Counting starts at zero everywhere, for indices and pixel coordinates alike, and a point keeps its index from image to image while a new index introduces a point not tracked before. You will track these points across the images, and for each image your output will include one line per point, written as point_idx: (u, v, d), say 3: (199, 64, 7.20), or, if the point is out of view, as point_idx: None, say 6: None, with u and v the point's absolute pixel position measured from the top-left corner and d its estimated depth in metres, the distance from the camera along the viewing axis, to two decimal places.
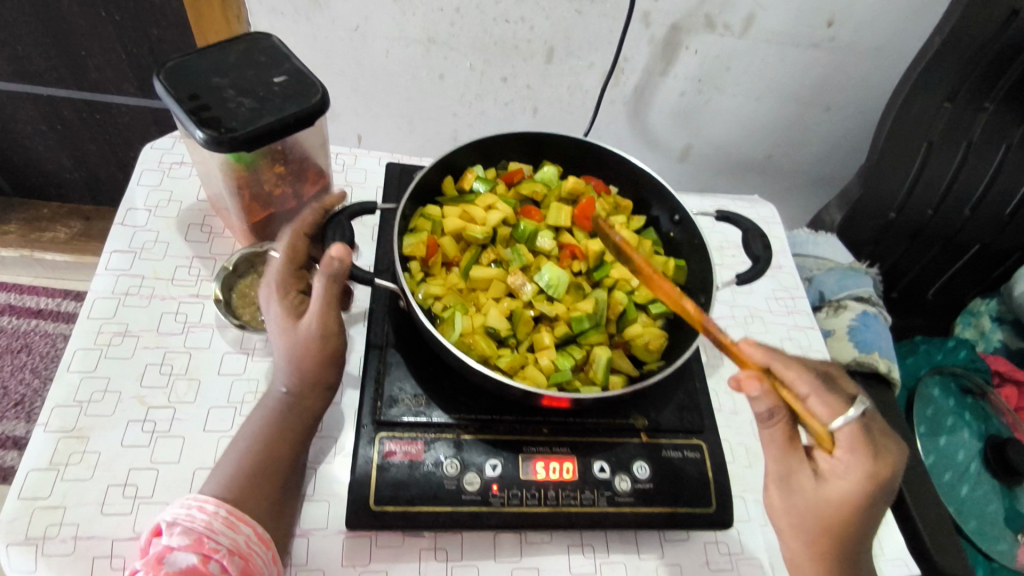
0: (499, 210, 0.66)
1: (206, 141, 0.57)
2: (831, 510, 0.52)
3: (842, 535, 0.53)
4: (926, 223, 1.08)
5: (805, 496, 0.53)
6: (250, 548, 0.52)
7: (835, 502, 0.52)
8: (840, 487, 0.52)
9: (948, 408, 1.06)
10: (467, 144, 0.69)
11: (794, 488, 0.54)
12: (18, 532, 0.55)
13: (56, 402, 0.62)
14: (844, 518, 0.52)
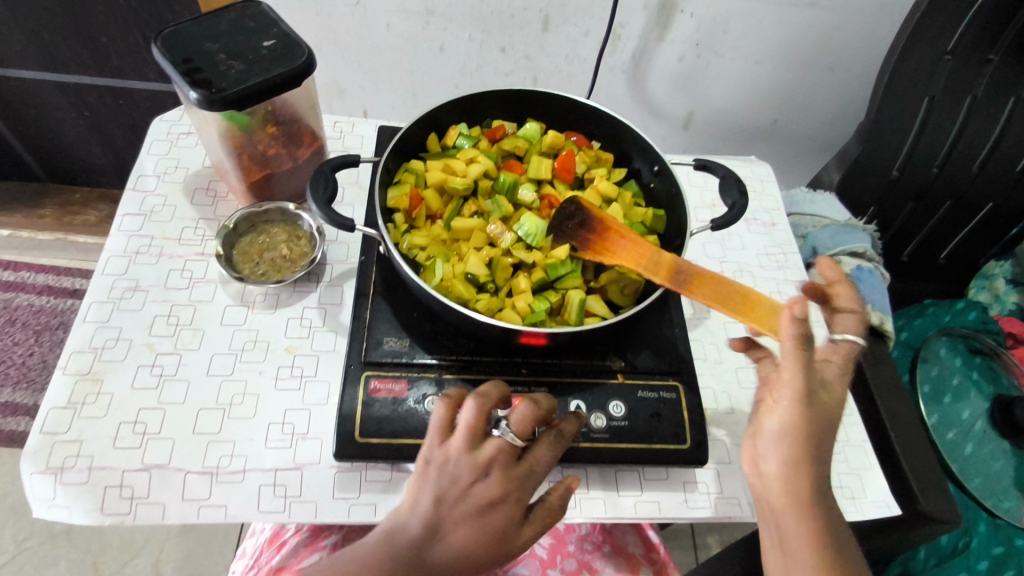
0: (480, 164, 0.69)
1: (199, 101, 0.61)
2: (831, 425, 0.49)
3: (831, 447, 0.50)
4: (931, 182, 1.06)
5: (815, 416, 0.48)
6: None
7: (836, 412, 0.49)
8: (840, 392, 0.49)
9: (955, 368, 1.04)
10: (450, 102, 0.72)
11: (807, 413, 0.48)
12: (40, 461, 0.60)
13: (73, 349, 0.67)
14: (836, 430, 0.49)
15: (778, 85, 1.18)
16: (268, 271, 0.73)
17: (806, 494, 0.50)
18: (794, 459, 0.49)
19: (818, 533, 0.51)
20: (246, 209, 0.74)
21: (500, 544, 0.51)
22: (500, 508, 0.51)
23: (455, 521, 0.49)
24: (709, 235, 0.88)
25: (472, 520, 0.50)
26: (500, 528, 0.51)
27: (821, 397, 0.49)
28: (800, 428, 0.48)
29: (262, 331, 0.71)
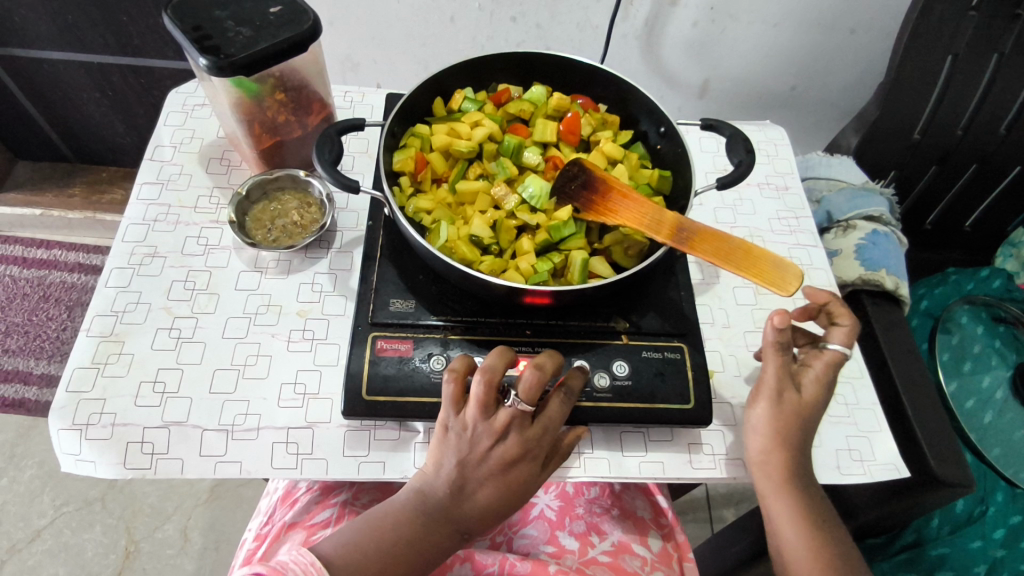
0: (485, 127, 0.69)
1: (209, 67, 0.63)
2: (800, 414, 0.61)
3: (804, 439, 0.61)
4: (955, 144, 1.03)
5: (786, 408, 0.60)
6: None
7: (807, 405, 0.61)
8: (812, 390, 0.61)
9: (976, 336, 1.02)
10: (454, 64, 0.72)
11: (778, 406, 0.60)
12: (67, 417, 0.63)
13: (97, 312, 0.70)
14: (807, 420, 0.61)
15: (797, 49, 1.15)
16: (280, 237, 0.75)
17: (784, 475, 0.61)
18: (770, 448, 0.61)
19: (800, 510, 0.61)
20: (258, 176, 0.76)
21: (521, 495, 0.57)
22: (520, 468, 0.56)
23: (480, 481, 0.56)
24: (720, 200, 0.87)
25: (496, 479, 0.56)
26: (521, 483, 0.56)
27: (791, 391, 0.61)
28: (773, 416, 0.60)
29: (275, 295, 0.73)
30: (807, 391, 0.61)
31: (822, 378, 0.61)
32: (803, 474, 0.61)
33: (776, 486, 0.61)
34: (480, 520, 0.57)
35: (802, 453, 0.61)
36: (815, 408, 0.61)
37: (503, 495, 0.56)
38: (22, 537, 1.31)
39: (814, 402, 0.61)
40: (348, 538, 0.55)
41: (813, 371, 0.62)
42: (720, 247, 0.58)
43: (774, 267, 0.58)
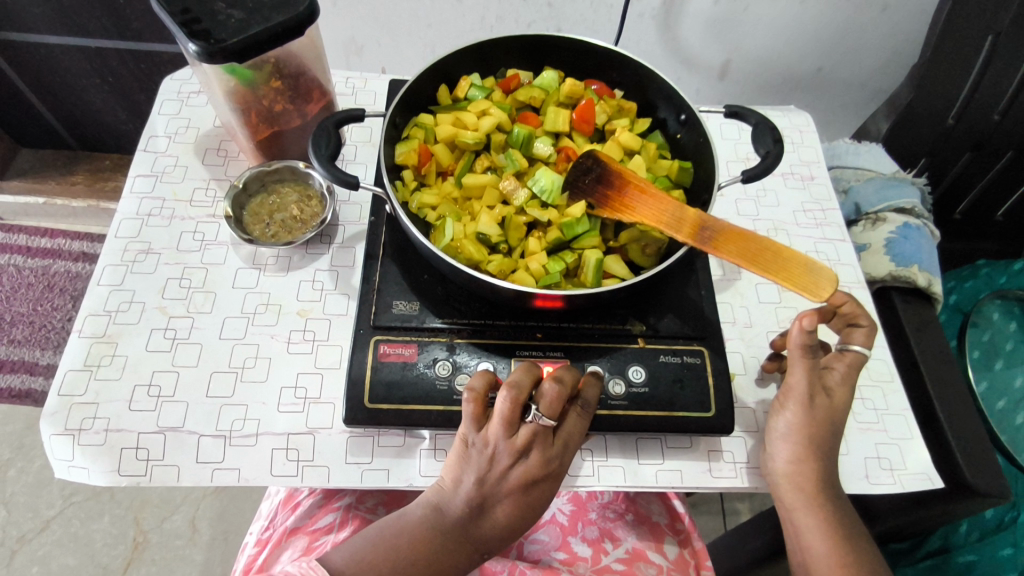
0: (493, 116, 0.65)
1: (199, 54, 0.59)
2: (831, 420, 0.57)
3: (834, 445, 0.58)
4: (991, 132, 0.96)
5: (817, 412, 0.57)
6: None
7: (837, 409, 0.58)
8: (840, 394, 0.58)
9: (1008, 334, 0.98)
10: (461, 49, 0.68)
11: (806, 410, 0.57)
12: (59, 423, 0.61)
13: (89, 311, 0.67)
14: (837, 425, 0.58)
15: (824, 28, 1.09)
16: (278, 232, 0.71)
17: (816, 484, 0.57)
18: (802, 455, 0.57)
19: (832, 522, 0.57)
20: (256, 167, 0.72)
21: (536, 513, 0.56)
22: (541, 486, 0.54)
23: (499, 499, 0.53)
24: (741, 192, 0.82)
25: (515, 497, 0.53)
26: (539, 501, 0.55)
27: (821, 396, 0.57)
28: (804, 421, 0.57)
29: (274, 294, 0.70)
30: (835, 395, 0.58)
31: (847, 383, 0.58)
32: (833, 484, 0.58)
33: (807, 498, 0.57)
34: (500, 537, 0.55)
35: (833, 461, 0.58)
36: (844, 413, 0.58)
37: (520, 514, 0.54)
38: (31, 528, 1.31)
39: (842, 407, 0.58)
40: (361, 552, 0.52)
41: (838, 375, 0.58)
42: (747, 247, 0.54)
43: (807, 270, 0.54)
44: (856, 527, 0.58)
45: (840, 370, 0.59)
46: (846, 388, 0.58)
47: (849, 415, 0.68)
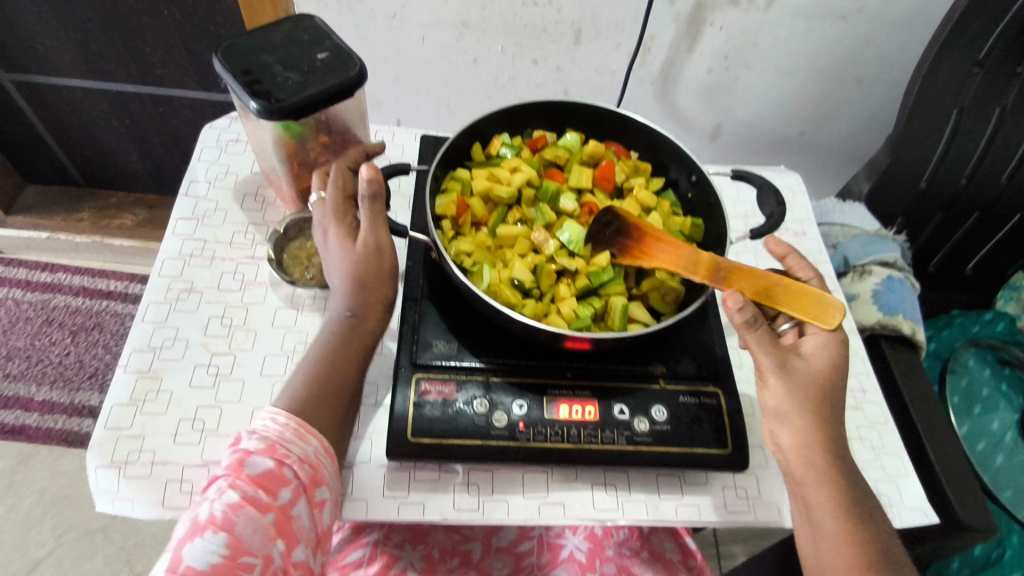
0: (523, 172, 0.72)
1: (259, 111, 0.64)
2: (824, 388, 0.60)
3: (834, 413, 0.60)
4: (960, 193, 1.07)
5: (804, 378, 0.60)
6: (318, 459, 0.57)
7: (826, 376, 0.61)
8: (822, 360, 0.61)
9: (984, 379, 1.05)
10: (494, 112, 0.75)
11: (790, 377, 0.60)
12: (106, 454, 0.63)
13: (134, 347, 0.70)
14: (831, 394, 0.61)
15: (807, 96, 1.19)
16: (317, 275, 0.77)
17: (823, 456, 0.59)
18: (803, 426, 0.60)
19: (843, 496, 0.58)
20: (296, 214, 0.78)
21: (373, 274, 0.62)
22: (357, 249, 0.62)
23: (335, 276, 0.64)
24: (743, 245, 0.89)
25: (345, 270, 0.63)
26: (362, 260, 0.62)
27: (797, 359, 0.61)
28: (795, 389, 0.60)
29: (313, 334, 0.74)
30: (818, 362, 0.61)
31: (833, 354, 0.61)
32: (841, 457, 0.60)
33: (818, 472, 0.59)
34: (352, 293, 0.63)
35: (836, 434, 0.60)
36: (833, 381, 0.61)
37: (377, 287, 0.63)
38: (21, 568, 1.29)
39: (835, 378, 0.61)
40: (292, 387, 0.60)
41: (819, 343, 0.62)
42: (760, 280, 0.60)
43: (816, 302, 0.60)
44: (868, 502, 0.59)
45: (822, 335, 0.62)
46: (835, 358, 0.61)
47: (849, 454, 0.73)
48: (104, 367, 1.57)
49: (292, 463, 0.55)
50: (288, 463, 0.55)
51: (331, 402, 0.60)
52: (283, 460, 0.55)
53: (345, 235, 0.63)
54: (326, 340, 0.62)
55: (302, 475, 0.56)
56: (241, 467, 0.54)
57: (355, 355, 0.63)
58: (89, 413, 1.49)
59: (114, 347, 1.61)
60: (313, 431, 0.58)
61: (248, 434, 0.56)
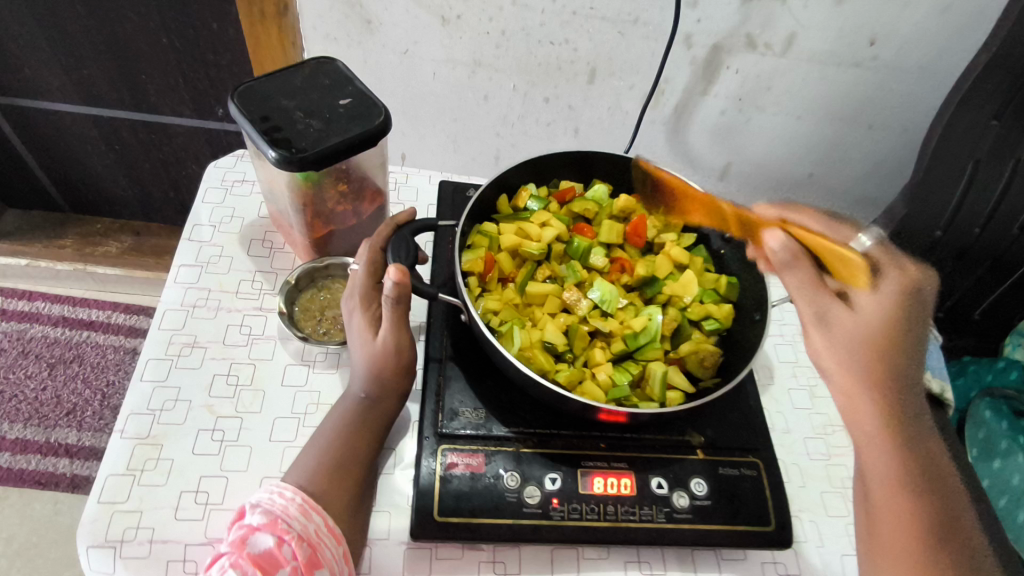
0: (554, 228, 0.69)
1: (277, 160, 0.60)
2: (882, 345, 0.56)
3: (896, 364, 0.57)
4: (972, 243, 1.03)
5: (852, 337, 0.57)
6: (319, 538, 0.52)
7: (882, 334, 0.56)
8: (874, 315, 0.57)
9: (1000, 433, 1.02)
10: (519, 163, 0.72)
11: (840, 339, 0.57)
12: (99, 533, 0.57)
13: (131, 410, 0.65)
14: (891, 351, 0.57)
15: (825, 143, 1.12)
16: (330, 329, 0.72)
17: (877, 418, 0.57)
18: (855, 386, 0.57)
19: (903, 453, 0.57)
20: (308, 264, 0.74)
21: (391, 369, 0.60)
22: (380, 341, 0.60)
23: (356, 359, 0.61)
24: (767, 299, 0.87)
25: (366, 357, 0.60)
26: (382, 355, 0.60)
27: (847, 315, 0.57)
28: (849, 353, 0.57)
29: (325, 394, 0.69)
30: (872, 316, 0.57)
31: (888, 308, 0.57)
32: (902, 414, 0.58)
33: (878, 430, 0.58)
34: (372, 377, 0.60)
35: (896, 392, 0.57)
36: (896, 337, 0.57)
37: (400, 376, 0.61)
38: None
39: (898, 332, 0.57)
40: (306, 462, 0.57)
41: (874, 297, 0.58)
42: (807, 237, 0.62)
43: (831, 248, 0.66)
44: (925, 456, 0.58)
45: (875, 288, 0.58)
46: (891, 312, 0.57)
47: None
48: (83, 403, 1.47)
49: (291, 541, 0.51)
50: (287, 540, 0.51)
51: (344, 480, 0.56)
52: (282, 537, 0.51)
53: (370, 322, 0.60)
54: (344, 420, 0.59)
55: (299, 555, 0.51)
56: (243, 544, 0.51)
57: (374, 435, 0.60)
58: (66, 452, 1.39)
59: (93, 381, 1.50)
60: (318, 508, 0.54)
61: (252, 507, 0.53)
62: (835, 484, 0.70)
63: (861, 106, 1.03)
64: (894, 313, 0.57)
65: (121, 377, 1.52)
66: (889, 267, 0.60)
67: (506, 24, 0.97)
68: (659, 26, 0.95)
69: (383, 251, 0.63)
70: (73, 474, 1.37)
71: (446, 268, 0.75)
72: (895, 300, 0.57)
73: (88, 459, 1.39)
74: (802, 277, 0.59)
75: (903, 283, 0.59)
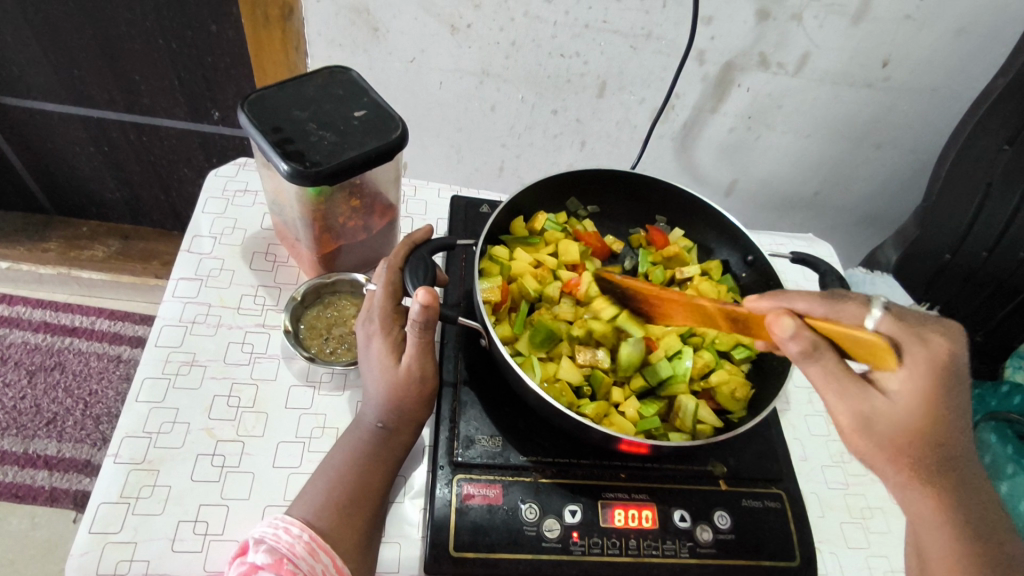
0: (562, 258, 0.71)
1: (290, 174, 0.57)
2: (924, 431, 0.46)
3: (941, 433, 0.47)
4: (979, 267, 1.01)
5: (890, 428, 0.47)
6: None
7: (925, 422, 0.46)
8: (912, 407, 0.46)
9: (1004, 457, 1.01)
10: (541, 180, 0.73)
11: (872, 435, 0.47)
12: (89, 567, 0.53)
13: (126, 433, 0.61)
14: (939, 429, 0.46)
15: (835, 164, 1.09)
16: (337, 349, 0.69)
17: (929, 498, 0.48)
18: (887, 463, 0.48)
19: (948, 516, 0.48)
20: (314, 280, 0.71)
21: (411, 399, 0.57)
22: (402, 368, 0.57)
23: (372, 386, 0.58)
24: None
25: (385, 385, 0.57)
26: (404, 384, 0.57)
27: (881, 404, 0.47)
28: (880, 440, 0.47)
29: (332, 417, 0.66)
30: (909, 403, 0.46)
31: (932, 391, 0.45)
32: (953, 479, 0.48)
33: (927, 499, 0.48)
34: (390, 406, 0.57)
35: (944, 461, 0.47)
36: (948, 412, 0.46)
37: (418, 406, 0.58)
38: None
39: (944, 415, 0.46)
40: (315, 496, 0.54)
41: (907, 379, 0.46)
42: (817, 314, 0.48)
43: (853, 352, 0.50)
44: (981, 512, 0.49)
45: (917, 360, 0.46)
46: (934, 394, 0.45)
47: None
48: (64, 412, 1.41)
49: None
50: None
51: (354, 517, 0.53)
52: None
53: (393, 350, 0.58)
54: (356, 451, 0.56)
55: None
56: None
57: (387, 469, 0.57)
58: (45, 464, 1.33)
59: (75, 391, 1.45)
60: (327, 548, 0.51)
61: (255, 543, 0.50)
62: (854, 514, 0.67)
63: (872, 127, 1.02)
64: (942, 391, 0.45)
65: (105, 385, 1.47)
66: (926, 331, 0.47)
67: (518, 36, 0.92)
68: (673, 41, 0.91)
69: (401, 272, 0.61)
70: (52, 487, 1.31)
71: (460, 287, 0.73)
72: (937, 381, 0.45)
73: (68, 472, 1.33)
74: (831, 369, 0.47)
75: (954, 350, 0.46)
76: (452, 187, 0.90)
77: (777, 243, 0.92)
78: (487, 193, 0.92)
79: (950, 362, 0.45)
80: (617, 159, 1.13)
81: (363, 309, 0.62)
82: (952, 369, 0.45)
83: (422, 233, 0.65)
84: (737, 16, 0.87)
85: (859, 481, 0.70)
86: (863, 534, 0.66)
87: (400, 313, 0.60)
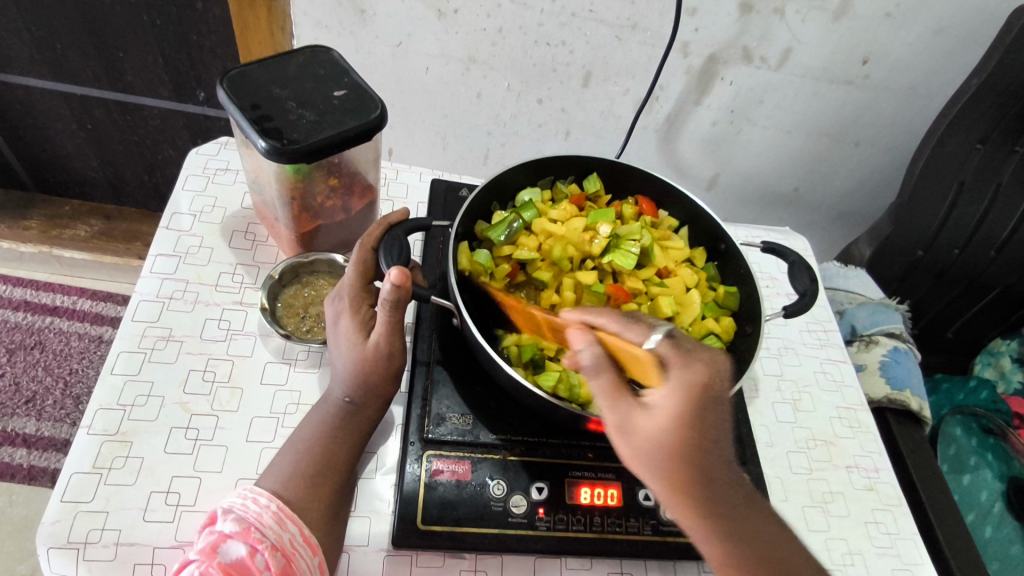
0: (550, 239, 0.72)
1: (268, 151, 0.57)
2: (679, 450, 0.46)
3: (701, 445, 0.46)
4: (952, 263, 1.03)
5: (651, 450, 0.46)
6: (294, 549, 0.50)
7: (677, 444, 0.46)
8: (661, 427, 0.46)
9: (969, 450, 1.01)
10: (522, 163, 0.74)
11: (638, 453, 0.48)
12: (60, 535, 0.53)
13: (101, 405, 0.61)
14: (691, 450, 0.46)
15: (813, 160, 1.11)
16: (313, 327, 0.70)
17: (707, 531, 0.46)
18: (668, 481, 0.47)
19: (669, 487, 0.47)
20: (293, 259, 0.71)
21: (377, 377, 0.58)
22: (369, 345, 0.58)
23: (339, 362, 0.59)
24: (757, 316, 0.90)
25: (352, 363, 0.58)
26: (371, 364, 0.58)
27: (642, 423, 0.47)
28: (660, 470, 0.47)
29: (306, 394, 0.67)
30: (655, 423, 0.46)
31: (679, 424, 0.45)
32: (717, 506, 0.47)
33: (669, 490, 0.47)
34: (357, 382, 0.58)
35: (711, 478, 0.47)
36: (705, 434, 0.46)
37: (387, 381, 0.59)
38: None
39: (695, 446, 0.46)
40: (283, 469, 0.55)
41: (658, 400, 0.47)
42: (608, 328, 0.51)
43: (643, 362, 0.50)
44: (731, 509, 0.47)
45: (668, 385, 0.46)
46: (689, 426, 0.45)
47: (866, 540, 0.67)
48: (44, 391, 1.40)
49: (265, 550, 0.49)
50: (259, 549, 0.49)
51: (321, 487, 0.54)
52: (255, 546, 0.49)
53: (364, 329, 0.59)
54: (324, 424, 0.58)
55: (272, 566, 0.48)
56: (214, 552, 0.48)
57: (355, 445, 0.58)
58: (24, 442, 1.32)
59: (55, 370, 1.44)
60: (294, 517, 0.51)
61: (224, 513, 0.51)
62: (817, 499, 0.69)
63: (852, 124, 1.03)
64: (685, 413, 0.45)
65: (85, 365, 1.46)
66: (688, 357, 0.47)
67: (504, 23, 0.93)
68: (658, 32, 0.92)
69: (374, 251, 0.62)
70: (30, 465, 1.30)
71: (437, 268, 0.75)
72: (689, 406, 0.45)
73: (46, 451, 1.33)
74: (606, 388, 0.48)
75: (703, 381, 0.46)
76: (434, 172, 0.91)
77: (752, 235, 0.94)
78: (469, 179, 0.93)
79: (698, 394, 0.45)
80: (601, 147, 1.14)
81: (335, 288, 0.63)
82: (690, 397, 0.45)
83: (404, 215, 0.66)
84: (721, 9, 0.88)
85: (822, 466, 0.72)
86: (824, 517, 0.68)
87: (371, 291, 0.61)
